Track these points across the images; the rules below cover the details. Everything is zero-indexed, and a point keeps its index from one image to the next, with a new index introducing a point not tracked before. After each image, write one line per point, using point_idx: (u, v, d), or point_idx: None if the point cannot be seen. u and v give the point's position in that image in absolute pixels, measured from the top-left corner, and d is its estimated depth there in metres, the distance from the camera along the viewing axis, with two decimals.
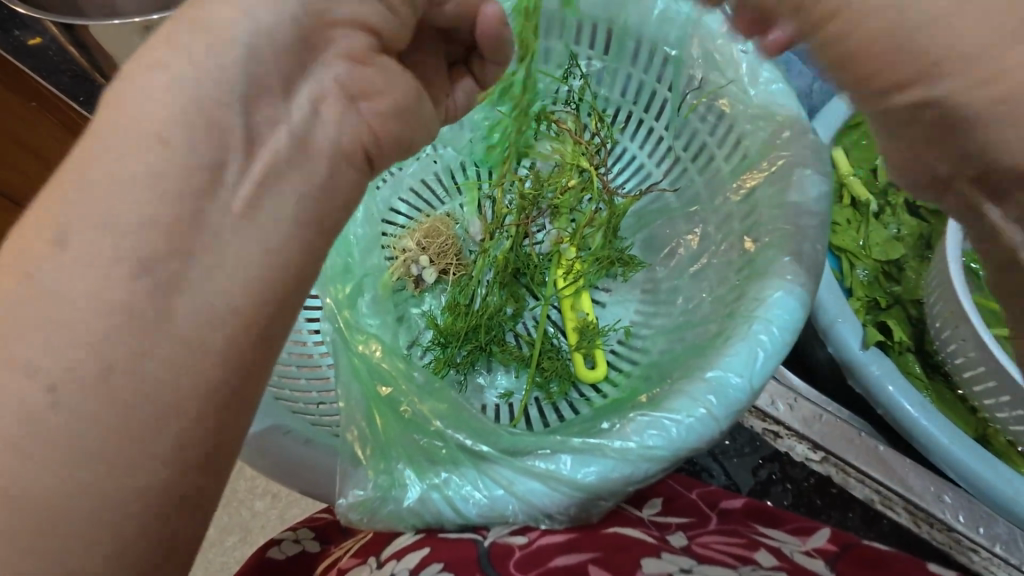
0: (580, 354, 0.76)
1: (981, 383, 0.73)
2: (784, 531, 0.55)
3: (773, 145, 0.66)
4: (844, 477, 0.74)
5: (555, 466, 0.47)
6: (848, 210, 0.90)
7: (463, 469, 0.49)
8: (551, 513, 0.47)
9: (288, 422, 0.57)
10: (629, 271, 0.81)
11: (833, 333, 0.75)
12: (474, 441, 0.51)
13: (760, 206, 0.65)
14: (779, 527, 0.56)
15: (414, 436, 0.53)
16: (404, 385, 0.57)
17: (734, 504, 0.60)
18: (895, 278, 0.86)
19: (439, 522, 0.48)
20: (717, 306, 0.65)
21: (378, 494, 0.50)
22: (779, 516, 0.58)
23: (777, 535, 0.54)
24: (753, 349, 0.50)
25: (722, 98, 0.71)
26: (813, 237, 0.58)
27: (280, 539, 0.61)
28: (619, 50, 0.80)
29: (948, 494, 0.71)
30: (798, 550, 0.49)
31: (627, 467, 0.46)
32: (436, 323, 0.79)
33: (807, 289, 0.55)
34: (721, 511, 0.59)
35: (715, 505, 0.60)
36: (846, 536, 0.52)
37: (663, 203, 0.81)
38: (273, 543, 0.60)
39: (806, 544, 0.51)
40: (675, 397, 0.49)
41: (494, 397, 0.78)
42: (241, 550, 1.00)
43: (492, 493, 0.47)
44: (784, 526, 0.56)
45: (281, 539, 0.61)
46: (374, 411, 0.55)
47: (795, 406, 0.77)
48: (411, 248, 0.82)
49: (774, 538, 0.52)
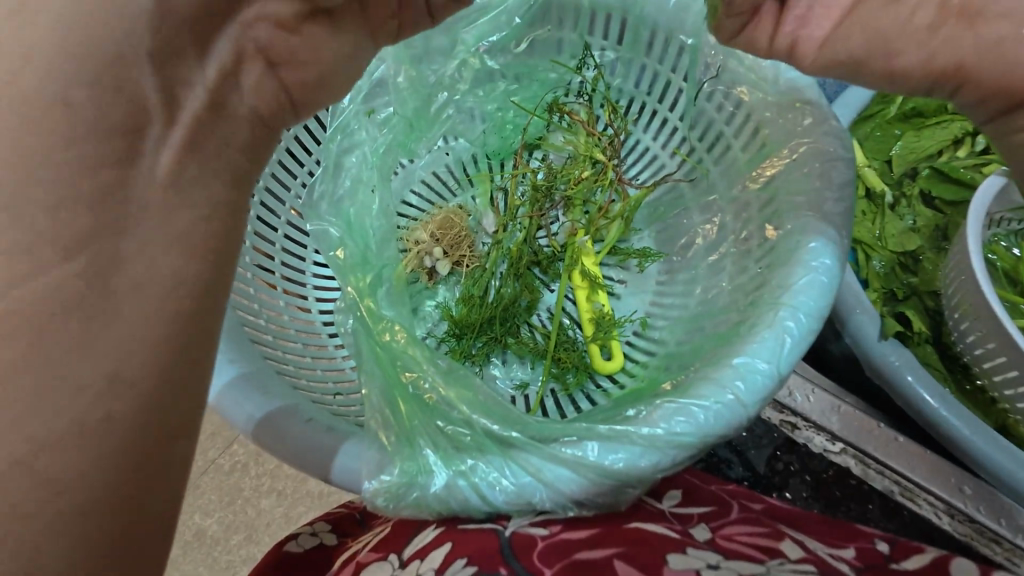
0: (596, 345, 0.75)
1: (1001, 372, 0.73)
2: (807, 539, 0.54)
3: (793, 133, 0.66)
4: (863, 468, 0.74)
5: (582, 452, 0.46)
6: (863, 201, 0.91)
7: (490, 456, 0.48)
8: (579, 500, 0.46)
9: (289, 397, 0.52)
10: (645, 261, 0.80)
11: (852, 322, 0.75)
12: (500, 426, 0.50)
13: (780, 194, 0.65)
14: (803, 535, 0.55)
15: (436, 422, 0.52)
16: (426, 371, 0.56)
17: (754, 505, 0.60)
18: (911, 270, 0.86)
19: (465, 509, 0.47)
20: (737, 295, 0.65)
21: (404, 480, 0.48)
22: (801, 528, 0.57)
23: (801, 536, 0.53)
24: (780, 336, 0.49)
25: (741, 87, 0.71)
26: (839, 224, 0.58)
27: (297, 533, 0.62)
28: (634, 41, 0.80)
29: (968, 485, 0.70)
30: (823, 550, 0.50)
31: (654, 454, 0.45)
32: (450, 314, 0.78)
33: (834, 276, 0.54)
34: (742, 505, 0.59)
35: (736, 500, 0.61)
36: (871, 557, 0.50)
37: (677, 194, 0.81)
38: (290, 538, 0.60)
39: (831, 552, 0.51)
40: (702, 384, 0.48)
41: (509, 388, 0.77)
42: (246, 548, 1.00)
43: (519, 480, 0.46)
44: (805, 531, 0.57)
45: (298, 533, 0.62)
46: (397, 399, 0.54)
47: (813, 396, 0.76)
48: (424, 240, 0.81)
49: (799, 536, 0.52)
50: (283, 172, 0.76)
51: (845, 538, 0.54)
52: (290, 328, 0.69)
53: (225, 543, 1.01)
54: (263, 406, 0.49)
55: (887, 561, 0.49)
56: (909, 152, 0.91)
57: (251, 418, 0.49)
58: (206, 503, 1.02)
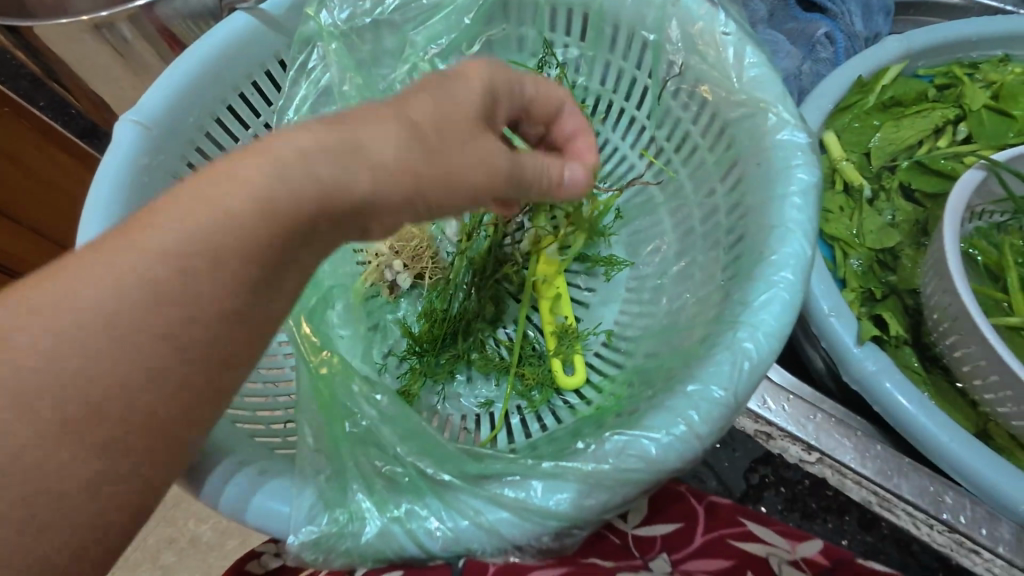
0: (559, 360, 0.73)
1: (981, 376, 0.70)
2: (772, 531, 0.57)
3: (757, 134, 0.62)
4: (839, 479, 0.71)
5: (524, 493, 0.43)
6: (841, 196, 0.87)
7: (427, 498, 0.45)
8: (518, 545, 0.42)
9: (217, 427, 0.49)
10: (611, 270, 0.77)
11: (827, 328, 0.72)
12: (436, 469, 0.46)
13: (744, 200, 0.61)
14: (767, 527, 0.58)
15: (375, 461, 0.49)
16: (364, 410, 0.52)
17: (720, 501, 0.61)
18: (891, 268, 0.83)
19: (402, 557, 0.44)
20: (701, 308, 0.62)
21: (334, 530, 0.44)
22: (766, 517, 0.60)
23: (765, 535, 0.56)
24: (738, 360, 0.46)
25: (704, 85, 0.68)
26: (804, 232, 0.54)
27: (261, 551, 0.65)
28: (595, 37, 0.77)
29: (949, 494, 0.68)
30: (786, 563, 0.52)
31: (601, 493, 0.43)
32: (411, 331, 0.75)
33: (795, 292, 0.51)
34: (709, 506, 0.60)
35: (703, 499, 0.61)
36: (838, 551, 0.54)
37: (646, 196, 0.78)
38: (254, 556, 0.64)
39: (794, 551, 0.54)
40: (654, 413, 0.45)
41: (473, 406, 0.75)
42: (240, 553, 0.97)
43: (456, 525, 0.43)
44: (773, 527, 0.58)
45: (262, 551, 0.65)
46: (335, 436, 0.51)
47: (789, 406, 0.74)
48: (384, 253, 0.78)
49: (762, 544, 0.55)
50: (232, 122, 0.72)
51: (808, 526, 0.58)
52: None
53: (219, 550, 0.98)
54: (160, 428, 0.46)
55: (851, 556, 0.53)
56: (888, 143, 0.89)
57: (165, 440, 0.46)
58: (200, 510, 0.99)
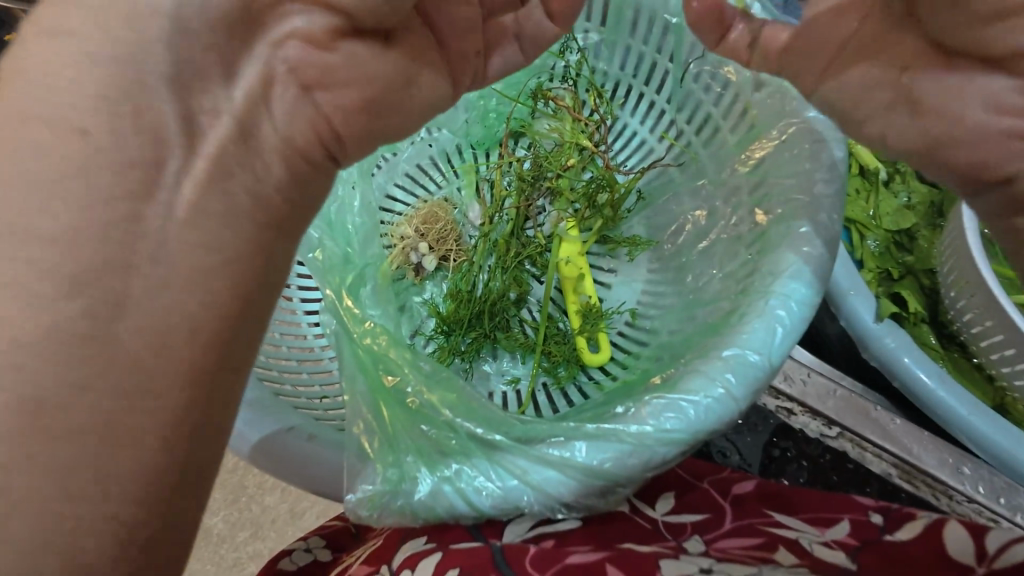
0: (584, 338, 0.74)
1: (999, 351, 0.72)
2: (799, 520, 0.55)
3: (783, 112, 0.63)
4: (860, 452, 0.73)
5: (569, 453, 0.45)
6: (857, 179, 0.88)
7: (475, 459, 0.47)
8: (567, 502, 0.45)
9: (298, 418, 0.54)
10: (634, 250, 0.78)
11: (847, 305, 0.73)
12: (485, 430, 0.49)
13: (769, 177, 0.63)
14: (794, 515, 0.56)
15: (421, 428, 0.51)
16: (408, 375, 0.54)
17: (745, 490, 0.60)
18: (907, 249, 0.84)
19: (452, 517, 0.46)
20: (728, 282, 0.63)
21: (387, 489, 0.47)
22: (795, 504, 0.58)
23: (793, 524, 0.54)
24: (771, 325, 0.48)
25: (729, 65, 0.69)
26: (830, 206, 0.56)
27: (291, 549, 0.60)
28: (616, 23, 0.79)
29: (967, 465, 0.70)
30: (816, 543, 0.50)
31: (643, 452, 0.44)
32: (438, 310, 0.77)
33: (824, 262, 0.52)
34: (735, 499, 0.59)
35: (728, 493, 0.61)
36: (866, 531, 0.49)
37: (666, 178, 0.79)
38: (284, 554, 0.59)
39: (824, 535, 0.51)
40: (692, 377, 0.47)
41: (500, 384, 0.76)
42: (253, 544, 0.98)
43: (505, 484, 0.45)
44: (801, 515, 0.56)
45: (292, 549, 0.60)
46: (380, 404, 0.53)
47: (808, 383, 0.76)
48: (409, 235, 0.79)
49: (791, 530, 0.53)
50: None
51: (841, 507, 0.54)
52: (274, 331, 0.67)
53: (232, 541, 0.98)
54: (262, 430, 0.51)
55: (882, 533, 0.48)
56: None
57: (250, 439, 0.51)
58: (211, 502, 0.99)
